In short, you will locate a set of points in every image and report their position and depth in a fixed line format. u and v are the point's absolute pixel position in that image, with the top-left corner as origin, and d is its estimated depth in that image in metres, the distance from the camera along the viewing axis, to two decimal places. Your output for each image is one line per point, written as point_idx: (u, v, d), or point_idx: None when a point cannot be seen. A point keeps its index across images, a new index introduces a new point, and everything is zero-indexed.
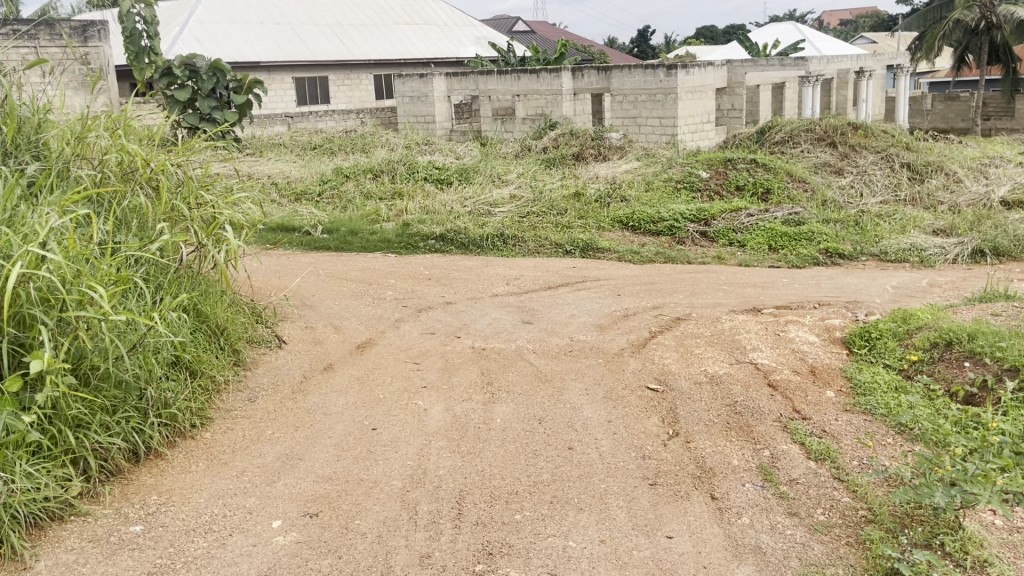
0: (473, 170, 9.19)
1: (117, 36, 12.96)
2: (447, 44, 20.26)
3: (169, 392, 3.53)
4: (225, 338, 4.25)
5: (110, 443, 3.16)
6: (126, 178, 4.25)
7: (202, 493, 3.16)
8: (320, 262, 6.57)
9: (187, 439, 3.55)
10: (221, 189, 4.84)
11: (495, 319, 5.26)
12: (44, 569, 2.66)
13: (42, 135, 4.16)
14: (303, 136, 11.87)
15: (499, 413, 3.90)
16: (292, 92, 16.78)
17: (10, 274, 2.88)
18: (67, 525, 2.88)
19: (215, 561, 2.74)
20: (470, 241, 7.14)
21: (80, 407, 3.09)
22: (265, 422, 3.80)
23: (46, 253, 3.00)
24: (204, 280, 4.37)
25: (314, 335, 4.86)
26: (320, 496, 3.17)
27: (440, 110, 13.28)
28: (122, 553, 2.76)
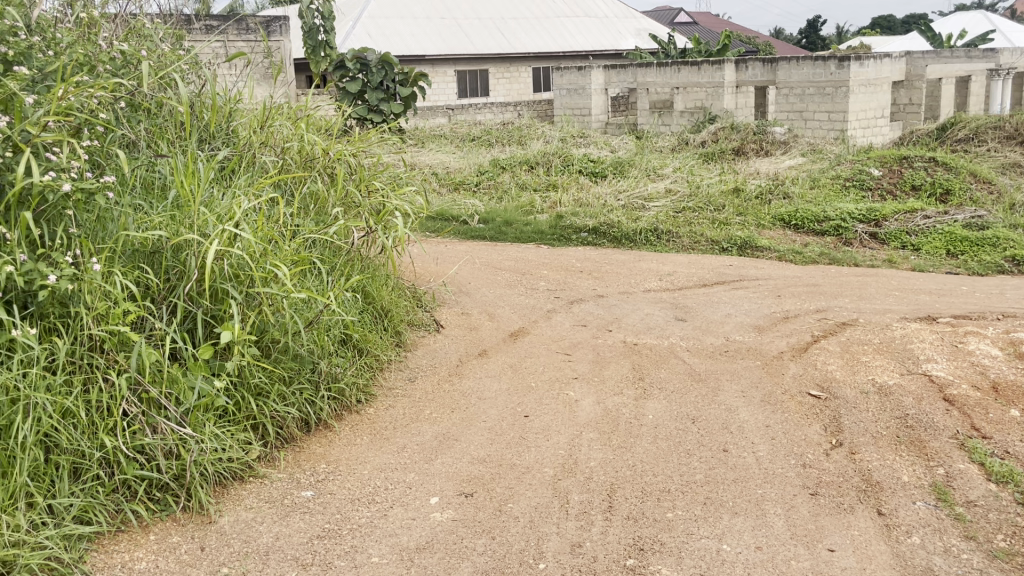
0: (628, 164, 9.12)
1: (296, 31, 13.83)
2: (606, 36, 20.19)
3: (338, 368, 3.73)
4: (389, 319, 4.44)
5: (286, 412, 3.38)
6: (306, 165, 4.53)
7: (366, 465, 3.33)
8: (476, 250, 6.73)
9: (353, 413, 3.74)
10: (390, 177, 5.06)
11: (648, 315, 5.20)
12: (227, 524, 2.86)
13: (233, 124, 4.47)
14: (463, 128, 12.18)
15: (651, 409, 3.87)
16: (454, 84, 17.25)
17: (208, 251, 3.13)
18: (247, 485, 3.09)
19: (377, 530, 2.88)
20: (624, 235, 7.10)
21: (261, 376, 3.31)
22: (423, 402, 3.94)
23: (238, 232, 3.24)
24: (372, 263, 4.58)
25: (469, 321, 4.99)
26: (475, 478, 3.25)
27: (598, 103, 13.24)
28: (295, 515, 2.95)
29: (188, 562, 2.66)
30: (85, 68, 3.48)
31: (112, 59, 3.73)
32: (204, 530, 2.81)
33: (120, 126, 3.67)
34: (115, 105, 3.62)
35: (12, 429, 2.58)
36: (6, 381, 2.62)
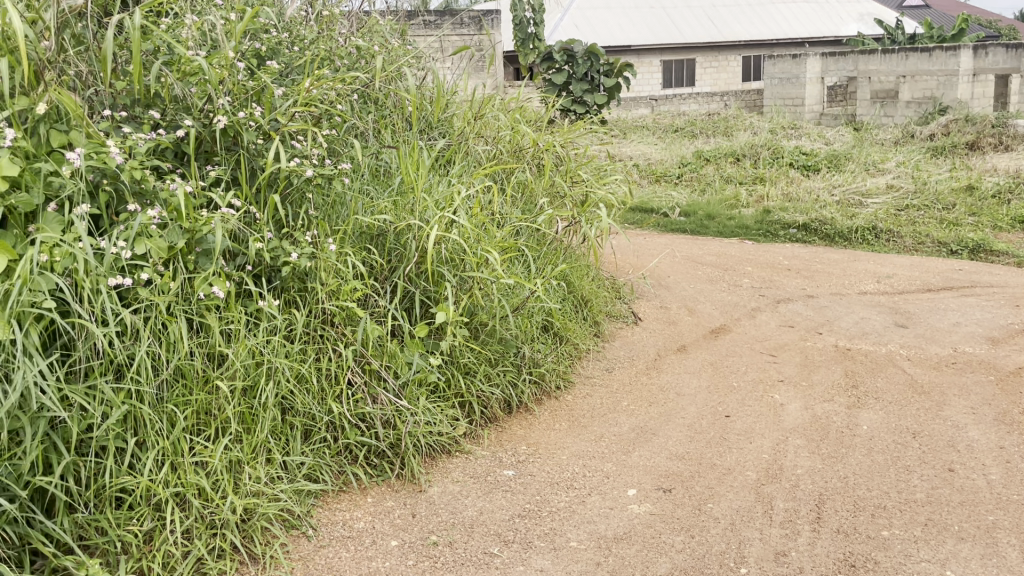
0: (844, 157, 8.59)
1: (506, 23, 14.22)
2: (824, 22, 19.11)
3: (539, 353, 3.82)
4: (588, 309, 4.48)
5: (491, 392, 3.51)
6: (516, 155, 4.65)
7: (565, 451, 3.38)
8: (677, 243, 6.62)
9: (552, 399, 3.81)
10: (596, 168, 5.09)
11: (864, 318, 4.89)
12: (435, 495, 3.01)
13: (449, 114, 4.67)
14: (666, 119, 12.01)
15: (865, 420, 3.64)
16: (659, 74, 17.01)
17: (428, 236, 3.30)
18: (453, 459, 3.24)
19: (576, 516, 2.92)
20: (837, 233, 6.71)
21: (470, 356, 3.46)
22: (621, 393, 3.94)
23: (456, 219, 3.39)
24: (575, 253, 4.63)
25: (668, 315, 4.92)
26: (674, 473, 3.21)
27: (812, 92, 12.57)
28: (498, 492, 3.05)
29: (401, 526, 2.81)
30: (324, 63, 3.76)
31: (348, 54, 4.01)
32: (415, 498, 2.98)
33: (353, 116, 3.93)
34: (349, 97, 3.88)
35: (256, 390, 2.78)
36: (253, 346, 2.82)
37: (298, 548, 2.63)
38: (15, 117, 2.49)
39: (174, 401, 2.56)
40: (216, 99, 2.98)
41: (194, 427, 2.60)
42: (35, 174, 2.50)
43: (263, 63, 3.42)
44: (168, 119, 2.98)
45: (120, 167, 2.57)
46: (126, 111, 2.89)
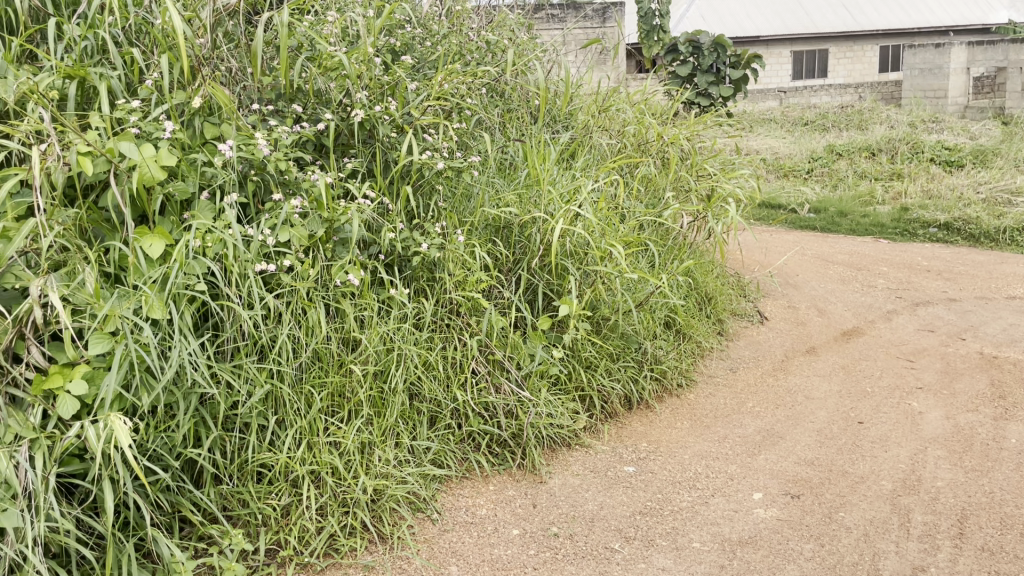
0: (992, 152, 8.06)
1: (630, 15, 14.06)
2: (970, 8, 17.99)
3: (661, 350, 3.76)
4: (712, 307, 4.38)
5: (612, 387, 3.48)
6: (641, 148, 4.58)
7: (687, 450, 3.33)
8: (806, 241, 6.38)
9: (673, 396, 3.75)
10: (723, 162, 4.96)
11: (1013, 325, 4.57)
12: (556, 486, 3.02)
13: (575, 107, 4.65)
14: (796, 112, 11.58)
15: (1014, 433, 3.40)
16: (789, 65, 16.52)
17: (554, 229, 3.30)
18: (574, 451, 3.24)
19: (699, 517, 2.86)
20: (983, 233, 6.30)
21: (591, 349, 3.45)
22: (746, 394, 3.84)
23: (581, 212, 3.39)
24: (699, 249, 4.54)
25: (796, 315, 4.75)
26: (802, 479, 3.10)
27: (956, 84, 11.86)
28: (619, 487, 3.03)
29: (522, 515, 2.83)
30: (455, 57, 3.82)
31: (478, 49, 4.06)
32: (536, 489, 2.99)
33: (481, 109, 3.98)
34: (478, 91, 3.93)
35: (387, 375, 2.87)
36: (384, 333, 2.92)
37: (423, 531, 2.69)
38: (173, 110, 2.64)
39: (312, 382, 2.68)
40: (355, 94, 3.08)
41: (329, 408, 2.71)
42: (190, 164, 2.65)
43: (397, 58, 3.51)
44: (309, 113, 3.10)
45: (267, 158, 2.70)
46: (272, 105, 3.03)
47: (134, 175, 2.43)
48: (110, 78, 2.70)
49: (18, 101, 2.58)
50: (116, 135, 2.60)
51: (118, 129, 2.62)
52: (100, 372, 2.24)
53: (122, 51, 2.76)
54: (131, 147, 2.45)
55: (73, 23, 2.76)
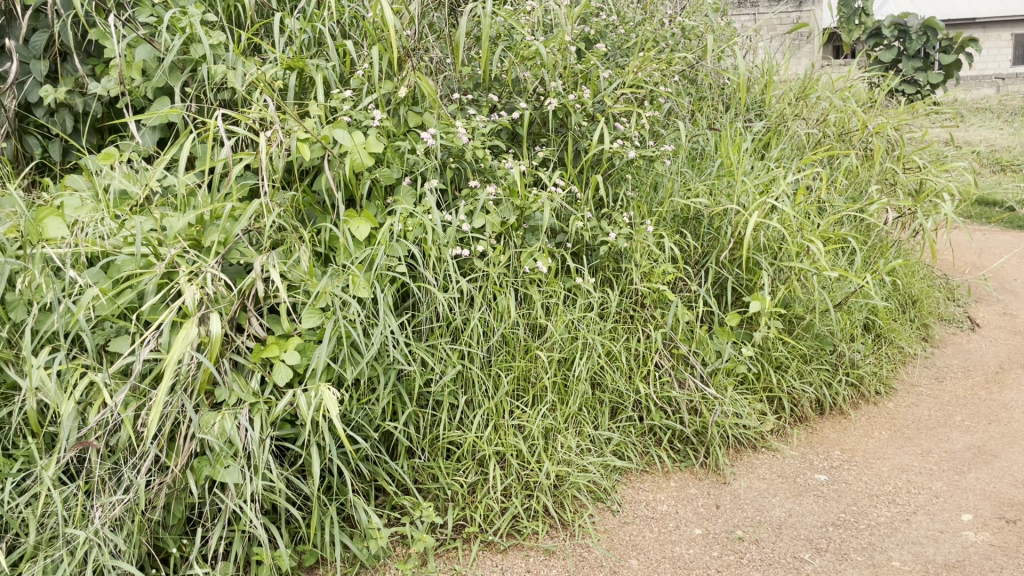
0: None
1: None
2: None
3: (858, 353, 3.54)
4: (916, 310, 4.07)
5: (803, 390, 3.31)
6: (842, 139, 4.32)
7: (885, 462, 3.11)
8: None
9: (870, 403, 3.52)
10: (933, 154, 4.59)
11: None
12: (740, 488, 2.90)
13: (770, 95, 4.46)
14: (1015, 101, 10.53)
15: None
16: (1008, 49, 15.14)
17: (748, 222, 3.18)
18: (760, 454, 3.10)
19: (898, 534, 2.67)
20: None
21: (782, 349, 3.30)
22: (953, 406, 3.54)
23: (777, 205, 3.24)
24: (903, 247, 4.22)
25: (1014, 323, 4.32)
26: (1019, 503, 2.82)
27: None
28: (809, 495, 2.88)
29: (705, 515, 2.74)
30: (649, 44, 3.76)
31: (672, 36, 3.97)
32: (720, 489, 2.89)
33: (672, 98, 3.90)
34: (671, 79, 3.85)
35: (572, 363, 2.88)
36: (570, 322, 2.93)
37: (603, 521, 2.66)
38: (381, 99, 2.77)
39: (499, 364, 2.74)
40: (550, 82, 3.10)
41: (516, 392, 2.76)
42: (394, 151, 2.77)
43: (591, 46, 3.50)
44: (504, 101, 3.16)
45: (465, 146, 2.78)
46: (470, 94, 3.10)
47: (347, 161, 2.57)
48: (325, 69, 2.87)
49: (245, 91, 2.79)
50: (328, 122, 2.77)
51: (331, 117, 2.78)
52: (311, 345, 2.39)
53: (336, 43, 2.92)
54: (343, 134, 2.60)
55: (294, 17, 2.95)
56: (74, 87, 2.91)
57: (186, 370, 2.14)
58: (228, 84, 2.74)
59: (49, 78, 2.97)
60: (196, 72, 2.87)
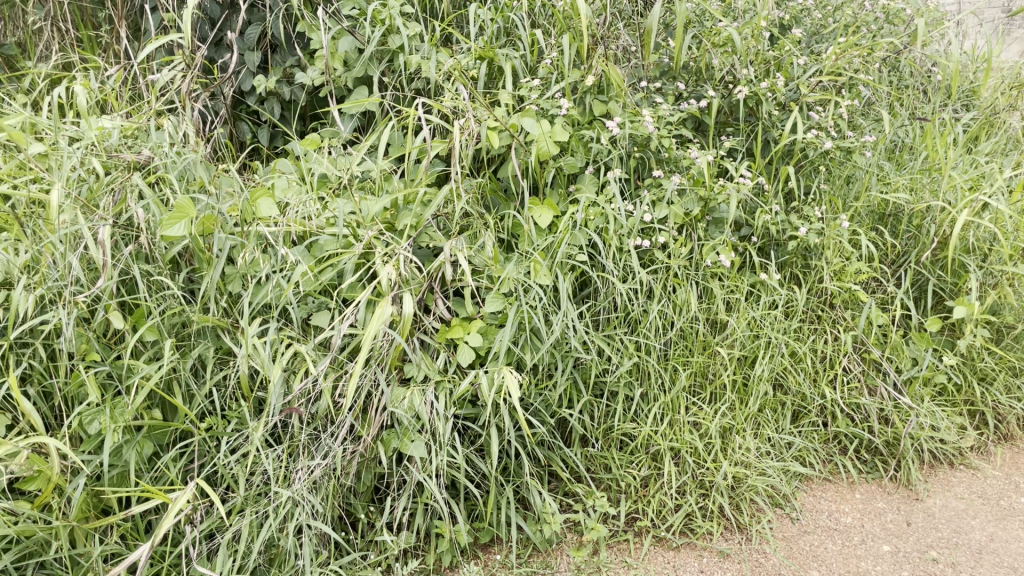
0: None
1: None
2: None
3: None
4: None
5: (1012, 406, 3.02)
6: None
7: None
8: None
9: None
10: None
11: None
12: (935, 506, 2.69)
13: (982, 84, 4.11)
14: None
15: None
16: None
17: (955, 220, 2.95)
18: (958, 471, 2.86)
19: None
20: None
21: (988, 360, 3.03)
22: None
23: (990, 202, 2.97)
24: None
25: None
26: None
27: None
28: (1015, 521, 2.62)
29: (894, 532, 2.57)
30: (849, 29, 3.55)
31: (874, 20, 3.74)
32: (911, 505, 2.69)
33: (872, 86, 3.67)
34: (871, 66, 3.62)
35: (754, 361, 2.78)
36: (753, 319, 2.83)
37: (782, 528, 2.54)
38: (567, 87, 2.78)
39: (678, 358, 2.68)
40: (740, 70, 3.00)
41: (694, 388, 2.70)
42: (579, 139, 2.77)
43: (786, 31, 3.35)
44: (692, 90, 3.08)
45: (651, 134, 2.73)
46: (657, 82, 3.06)
47: (533, 149, 2.61)
48: (514, 58, 2.92)
49: (439, 80, 2.89)
50: (516, 110, 2.81)
51: (519, 106, 2.82)
52: (493, 328, 2.44)
53: (526, 32, 2.96)
54: (532, 122, 2.63)
55: (487, 7, 3.01)
56: (283, 77, 3.11)
57: (379, 346, 2.25)
58: (423, 73, 2.85)
59: (261, 68, 3.18)
60: (393, 62, 2.99)
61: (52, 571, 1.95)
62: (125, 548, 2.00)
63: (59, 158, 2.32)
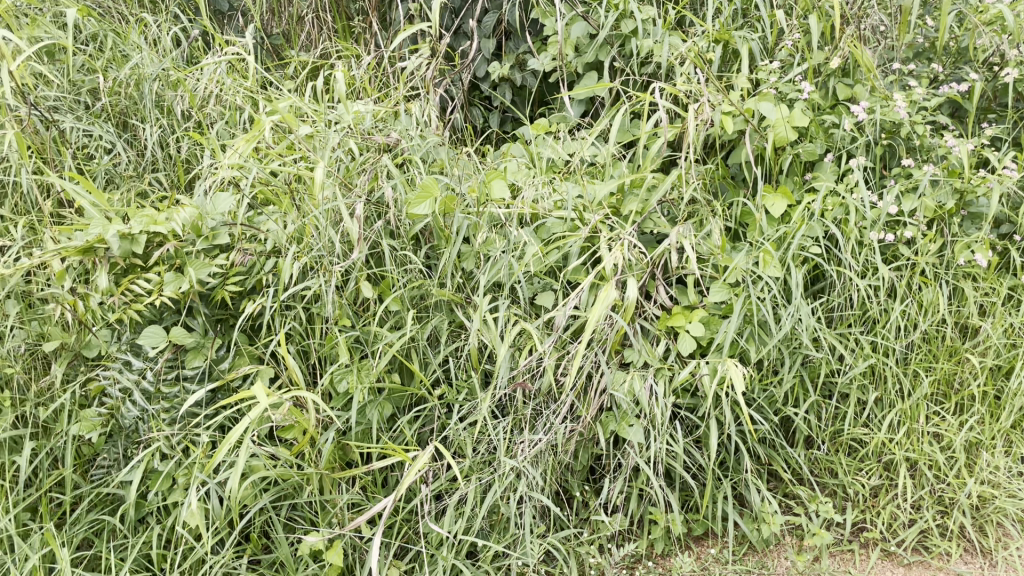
0: None
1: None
2: None
3: None
4: None
5: None
6: None
7: None
8: None
9: None
10: None
11: None
12: None
13: None
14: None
15: None
16: None
17: None
18: None
19: None
20: None
21: None
22: None
23: None
24: None
25: None
26: None
27: None
28: None
29: None
30: None
31: None
32: None
33: None
34: None
35: (1010, 372, 2.52)
36: (1011, 325, 2.56)
37: None
38: (811, 70, 2.65)
39: (920, 364, 2.48)
40: (1011, 50, 2.72)
41: (936, 397, 2.47)
42: (819, 125, 2.64)
43: None
44: (949, 72, 2.84)
45: (903, 120, 2.57)
46: (910, 64, 2.83)
47: (770, 135, 2.51)
48: (752, 40, 2.82)
49: (672, 64, 2.85)
50: (751, 95, 2.73)
51: (755, 91, 2.74)
52: (716, 319, 2.39)
53: (767, 13, 2.85)
54: (770, 107, 2.53)
55: None
56: (516, 63, 3.20)
57: (602, 329, 2.28)
58: (656, 58, 2.83)
59: (495, 55, 3.29)
60: (625, 47, 2.99)
61: (304, 513, 2.17)
62: (365, 499, 2.18)
63: (322, 139, 2.54)
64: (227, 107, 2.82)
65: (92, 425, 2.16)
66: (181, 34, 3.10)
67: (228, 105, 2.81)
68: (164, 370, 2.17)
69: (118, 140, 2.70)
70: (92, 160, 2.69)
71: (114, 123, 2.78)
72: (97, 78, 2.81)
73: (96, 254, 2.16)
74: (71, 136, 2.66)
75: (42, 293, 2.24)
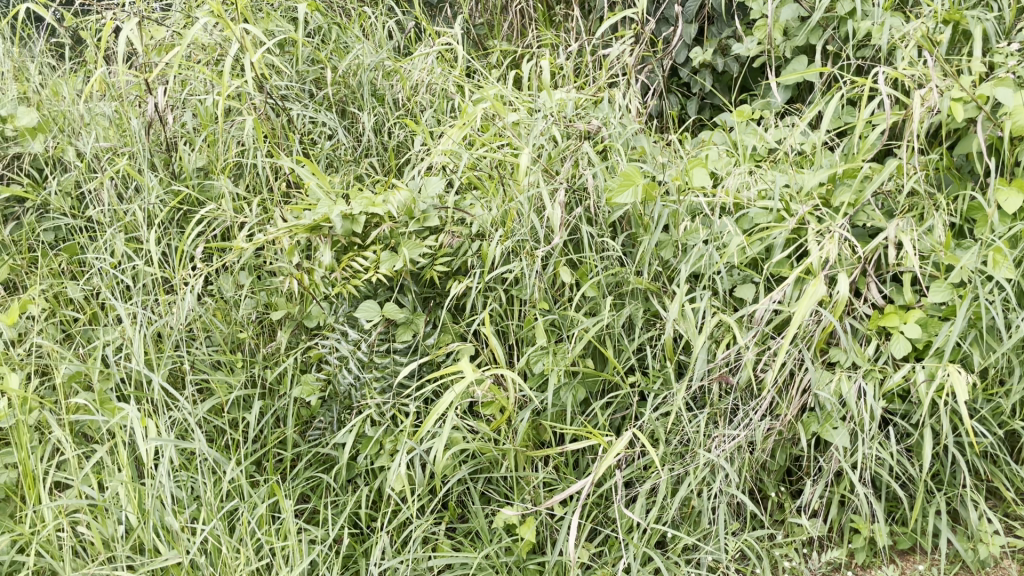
0: None
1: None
2: None
3: None
4: None
5: None
6: None
7: None
8: None
9: None
10: None
11: None
12: None
13: None
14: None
15: None
16: None
17: None
18: None
19: None
20: None
21: None
22: None
23: None
24: None
25: None
26: None
27: None
28: None
29: None
30: None
31: None
32: None
33: None
34: None
35: None
36: None
37: None
38: None
39: None
40: None
41: None
42: None
43: None
44: None
45: None
46: None
47: (1009, 124, 2.30)
48: (987, 20, 2.59)
49: (893, 47, 2.68)
50: (985, 79, 2.51)
51: (989, 75, 2.52)
52: (935, 321, 2.23)
53: None
54: (1009, 92, 2.31)
55: None
56: (718, 49, 3.11)
57: (807, 326, 2.19)
58: (875, 41, 2.67)
59: (697, 40, 3.21)
60: (839, 30, 2.84)
61: (499, 487, 2.25)
62: (558, 479, 2.23)
63: (528, 126, 2.62)
64: (437, 95, 2.97)
65: (311, 389, 2.33)
66: (396, 27, 3.28)
67: (437, 93, 2.96)
68: (377, 342, 2.33)
69: (339, 127, 2.88)
70: (315, 145, 2.90)
71: (335, 110, 2.97)
72: (320, 68, 3.02)
73: (321, 232, 2.35)
74: (299, 122, 2.86)
75: (272, 266, 2.44)
